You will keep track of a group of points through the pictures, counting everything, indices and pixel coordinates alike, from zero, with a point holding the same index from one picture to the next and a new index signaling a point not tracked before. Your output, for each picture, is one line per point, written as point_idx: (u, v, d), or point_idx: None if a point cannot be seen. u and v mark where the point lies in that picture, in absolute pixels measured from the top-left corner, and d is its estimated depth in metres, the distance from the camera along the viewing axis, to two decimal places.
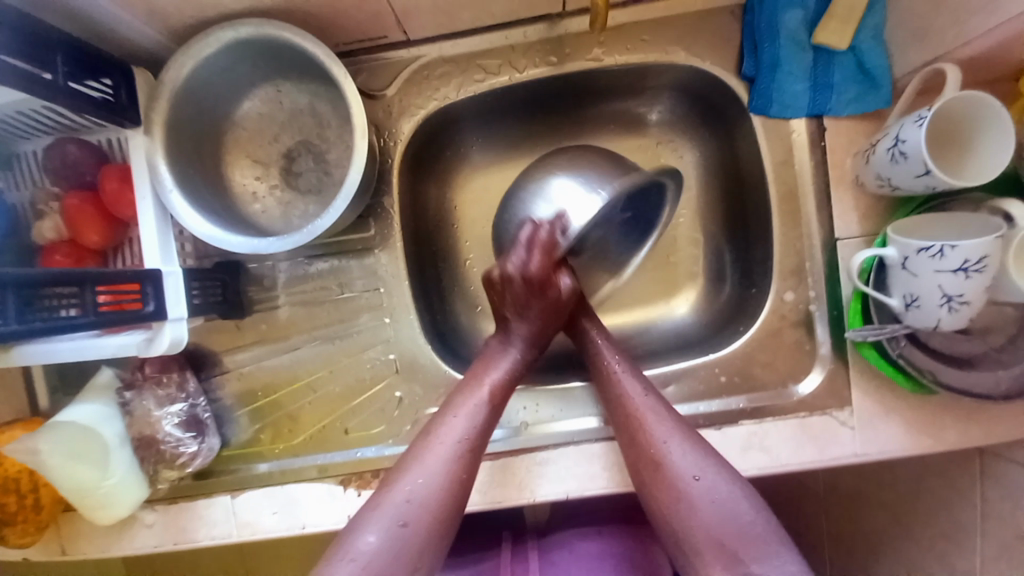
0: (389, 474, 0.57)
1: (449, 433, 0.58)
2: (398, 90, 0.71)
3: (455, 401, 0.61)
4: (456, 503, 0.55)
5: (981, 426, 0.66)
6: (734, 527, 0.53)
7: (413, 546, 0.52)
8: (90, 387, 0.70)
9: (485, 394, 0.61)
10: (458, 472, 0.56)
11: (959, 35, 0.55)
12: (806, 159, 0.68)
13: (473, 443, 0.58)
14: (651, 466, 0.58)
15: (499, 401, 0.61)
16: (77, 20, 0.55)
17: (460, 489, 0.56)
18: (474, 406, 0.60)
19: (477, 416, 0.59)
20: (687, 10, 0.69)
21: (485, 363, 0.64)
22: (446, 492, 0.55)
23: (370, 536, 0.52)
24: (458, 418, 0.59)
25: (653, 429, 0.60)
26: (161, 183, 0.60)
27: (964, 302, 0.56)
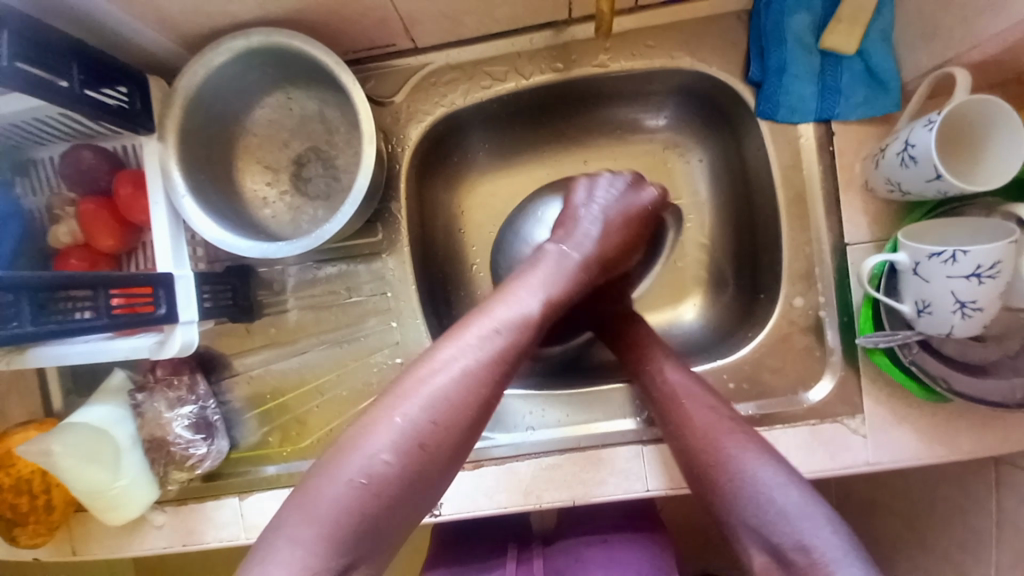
0: (407, 371, 0.49)
1: (487, 351, 0.50)
2: (406, 96, 0.72)
3: (500, 310, 0.52)
4: (471, 431, 0.48)
5: (997, 434, 0.64)
6: (775, 507, 0.50)
7: (417, 474, 0.46)
8: (104, 389, 0.72)
9: (531, 311, 0.52)
10: (485, 402, 0.49)
11: (968, 38, 0.54)
12: (814, 164, 0.68)
13: (506, 369, 0.50)
14: (692, 448, 0.56)
15: (543, 324, 0.53)
16: (93, 30, 0.56)
17: (482, 417, 0.49)
18: (516, 320, 0.52)
19: (521, 333, 0.51)
20: (692, 16, 0.69)
21: (534, 275, 0.56)
22: (467, 416, 0.48)
23: (382, 452, 0.45)
24: (496, 334, 0.50)
25: (689, 412, 0.58)
26: (174, 189, 0.61)
27: (978, 308, 0.55)
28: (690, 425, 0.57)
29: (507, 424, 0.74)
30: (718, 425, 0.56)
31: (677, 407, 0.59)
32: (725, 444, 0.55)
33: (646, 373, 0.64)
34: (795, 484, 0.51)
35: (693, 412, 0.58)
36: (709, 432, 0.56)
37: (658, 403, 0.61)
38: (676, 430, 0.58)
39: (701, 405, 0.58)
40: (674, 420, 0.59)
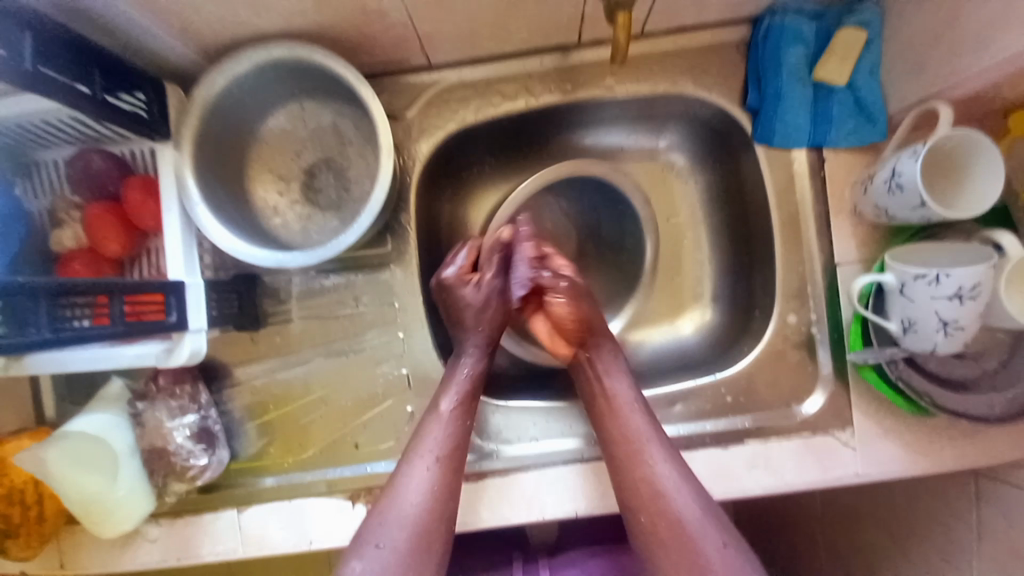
0: (380, 494, 0.61)
1: (425, 451, 0.62)
2: (419, 111, 0.74)
3: (429, 418, 0.65)
4: (437, 518, 0.59)
5: (974, 444, 0.68)
6: (702, 549, 0.56)
7: (397, 567, 0.57)
8: (100, 398, 0.70)
9: (449, 412, 0.64)
10: (437, 491, 0.60)
11: (951, 78, 0.59)
12: (808, 187, 0.72)
13: (447, 454, 0.62)
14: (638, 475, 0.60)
15: (465, 419, 0.65)
16: (115, 35, 0.57)
17: (441, 504, 0.60)
18: (441, 423, 0.64)
19: (449, 426, 0.64)
20: (695, 45, 0.73)
21: (450, 376, 0.68)
22: (425, 512, 0.59)
23: (357, 562, 0.57)
24: (426, 440, 0.63)
25: (642, 443, 0.61)
26: (189, 198, 0.62)
27: (960, 327, 0.59)
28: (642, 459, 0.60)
29: (511, 435, 0.75)
30: (666, 466, 0.60)
31: (630, 432, 0.62)
32: (670, 487, 0.58)
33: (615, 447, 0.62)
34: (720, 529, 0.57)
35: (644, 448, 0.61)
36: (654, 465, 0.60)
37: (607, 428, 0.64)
38: (626, 457, 0.61)
39: (655, 439, 0.61)
40: (625, 448, 0.61)
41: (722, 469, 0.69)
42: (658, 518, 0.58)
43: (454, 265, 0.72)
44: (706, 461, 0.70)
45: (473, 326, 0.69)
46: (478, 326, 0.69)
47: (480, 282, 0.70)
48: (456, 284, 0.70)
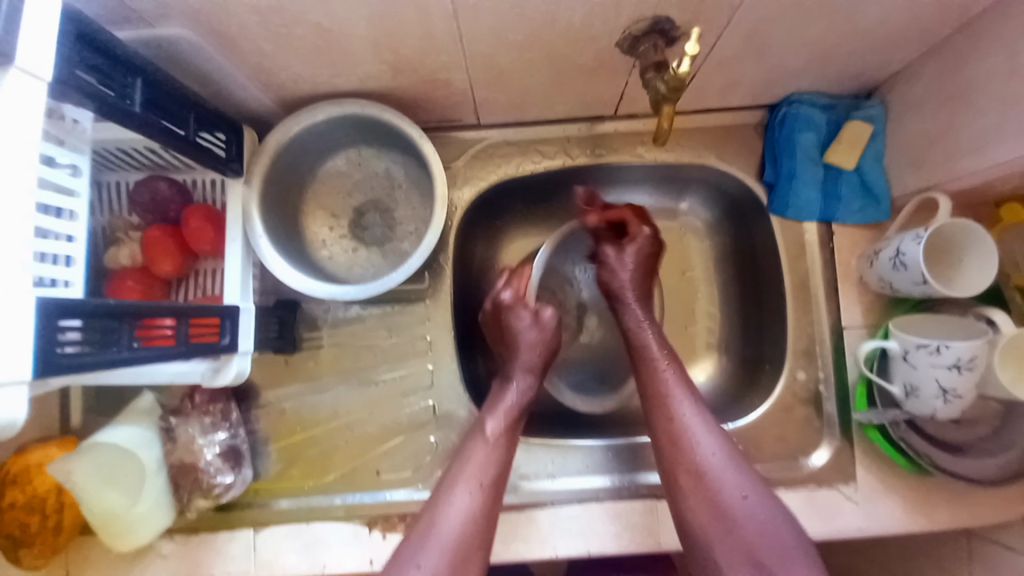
0: (425, 513, 0.60)
1: (469, 476, 0.62)
2: (464, 163, 0.80)
3: (474, 442, 0.66)
4: (477, 543, 0.58)
5: (973, 510, 0.72)
6: (760, 523, 0.56)
7: None
8: (129, 410, 0.71)
9: (495, 433, 0.66)
10: (480, 516, 0.60)
11: (947, 173, 0.67)
12: (817, 256, 0.78)
13: (489, 482, 0.62)
14: (691, 463, 0.61)
15: (508, 442, 0.67)
16: (207, 83, 0.63)
17: (482, 529, 0.59)
18: (488, 446, 0.65)
19: (491, 452, 0.65)
20: (717, 123, 0.81)
21: (497, 401, 0.70)
22: (472, 527, 0.59)
23: None
24: (474, 462, 0.64)
25: (685, 415, 0.64)
26: (253, 231, 0.67)
27: (959, 395, 0.63)
28: (686, 432, 0.62)
29: (527, 471, 0.77)
30: (712, 439, 0.62)
31: (675, 410, 0.64)
32: (724, 475, 0.59)
33: (650, 381, 0.68)
34: (773, 503, 0.57)
35: (685, 421, 0.63)
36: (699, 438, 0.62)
37: (648, 400, 0.67)
38: (674, 438, 0.63)
39: (701, 421, 0.63)
40: (662, 412, 0.65)
41: None
42: (717, 511, 0.58)
43: (501, 289, 0.77)
44: (781, 505, 0.73)
45: (524, 354, 0.73)
46: (529, 355, 0.73)
47: (534, 313, 0.75)
48: (513, 306, 0.75)
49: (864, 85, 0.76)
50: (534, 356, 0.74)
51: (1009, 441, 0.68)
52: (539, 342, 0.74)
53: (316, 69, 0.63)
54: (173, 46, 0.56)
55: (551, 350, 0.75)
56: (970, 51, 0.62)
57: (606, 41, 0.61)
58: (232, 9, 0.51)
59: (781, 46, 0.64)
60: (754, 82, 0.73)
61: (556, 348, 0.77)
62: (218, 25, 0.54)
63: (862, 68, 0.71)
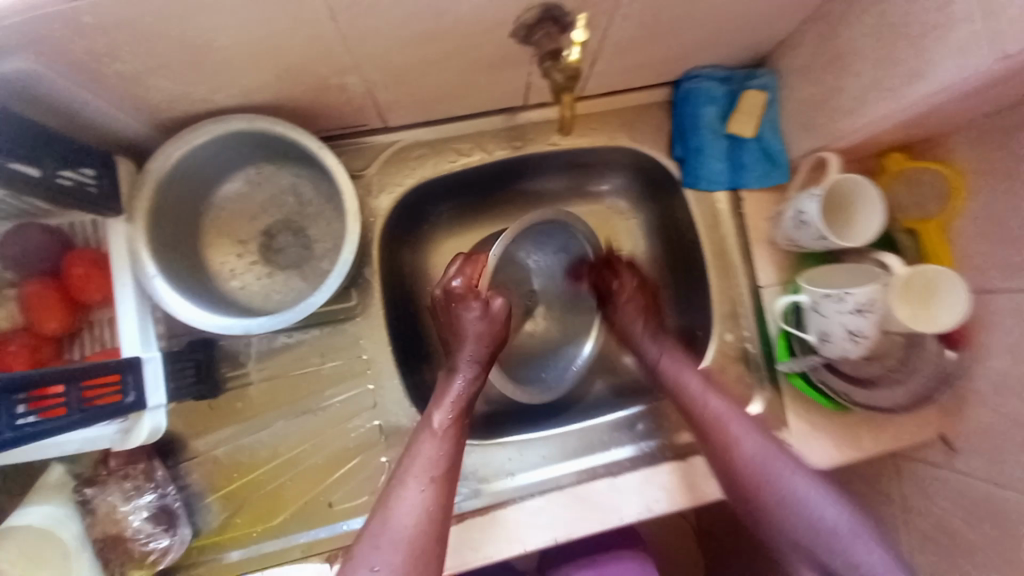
0: (375, 515, 0.59)
1: (417, 473, 0.61)
2: (377, 169, 0.77)
3: (421, 435, 0.65)
4: (431, 539, 0.58)
5: (890, 433, 0.79)
6: (826, 526, 0.63)
7: None
8: (38, 488, 0.65)
9: (438, 425, 0.66)
10: (432, 512, 0.59)
11: (832, 133, 0.72)
12: (730, 222, 0.83)
13: (440, 474, 0.62)
14: (738, 469, 0.68)
15: (456, 430, 0.66)
16: (62, 116, 0.56)
17: (435, 525, 0.59)
18: (435, 438, 0.65)
19: (439, 444, 0.64)
20: (625, 104, 0.83)
21: (444, 394, 0.69)
22: (427, 523, 0.58)
23: None
24: (420, 457, 0.63)
25: (736, 442, 0.68)
26: (144, 271, 0.60)
27: (865, 336, 0.69)
28: (737, 462, 0.68)
29: (487, 473, 0.77)
30: (755, 441, 0.68)
31: (725, 432, 0.69)
32: (776, 480, 0.66)
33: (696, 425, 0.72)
34: (831, 500, 0.64)
35: (735, 433, 0.69)
36: (754, 457, 0.67)
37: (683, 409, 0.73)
38: (716, 448, 0.70)
39: (743, 425, 0.69)
40: (716, 448, 0.69)
41: None
42: (763, 505, 0.65)
43: (452, 275, 0.73)
44: None
45: (473, 344, 0.71)
46: (480, 345, 0.71)
47: (484, 303, 0.71)
48: (463, 296, 0.71)
49: (753, 55, 0.80)
50: (483, 345, 0.71)
51: (913, 368, 0.75)
52: (489, 331, 0.71)
53: (190, 88, 0.57)
54: (7, 80, 0.49)
55: (501, 338, 0.73)
56: (840, 15, 0.66)
57: (500, 33, 0.60)
58: (77, 30, 0.45)
59: (670, 24, 0.65)
60: (652, 61, 0.74)
61: (506, 335, 0.74)
62: (57, 49, 0.47)
63: (748, 39, 0.74)
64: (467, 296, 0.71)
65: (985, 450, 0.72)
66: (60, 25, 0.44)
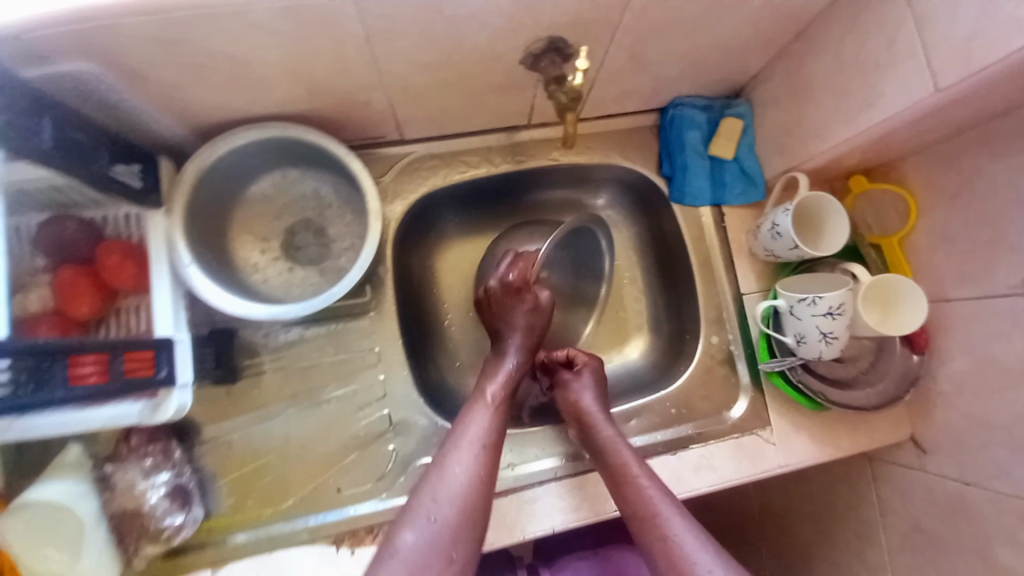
0: (431, 473, 0.64)
1: (472, 438, 0.67)
2: (392, 177, 0.84)
3: (475, 406, 0.72)
4: (481, 498, 0.63)
5: (865, 433, 0.85)
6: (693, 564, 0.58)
7: (446, 541, 0.58)
8: (55, 466, 0.67)
9: (489, 399, 0.72)
10: (483, 473, 0.64)
11: (802, 156, 0.81)
12: (714, 234, 0.90)
13: (491, 443, 0.68)
14: (636, 507, 0.66)
15: (505, 404, 0.73)
16: (114, 115, 0.62)
17: (485, 486, 0.64)
18: (483, 410, 0.71)
19: (492, 417, 0.70)
20: (619, 127, 0.91)
21: (495, 373, 0.77)
22: (478, 483, 0.63)
23: (409, 534, 0.59)
24: (473, 424, 0.69)
25: (636, 477, 0.69)
26: (180, 259, 0.66)
27: (836, 337, 0.76)
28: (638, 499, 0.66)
29: None
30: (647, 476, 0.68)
31: (623, 467, 0.70)
32: (665, 515, 0.64)
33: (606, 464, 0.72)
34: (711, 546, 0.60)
35: (632, 466, 0.70)
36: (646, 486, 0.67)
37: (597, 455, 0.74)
38: (618, 483, 0.69)
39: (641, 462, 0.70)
40: (617, 481, 0.70)
41: (705, 460, 0.82)
42: (650, 537, 0.63)
43: (506, 272, 0.85)
44: (719, 452, 0.82)
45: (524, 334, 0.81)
46: (530, 335, 0.81)
47: (533, 298, 0.84)
48: (517, 289, 0.83)
49: (732, 87, 0.89)
50: (530, 335, 0.81)
51: (883, 369, 0.82)
52: (536, 323, 0.82)
53: (234, 97, 0.64)
54: (77, 81, 0.55)
55: (544, 331, 0.84)
56: (804, 54, 0.76)
57: (510, 60, 0.68)
58: (146, 43, 0.52)
59: (659, 57, 0.74)
60: (643, 89, 0.83)
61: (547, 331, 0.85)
62: (125, 58, 0.54)
63: (727, 72, 0.84)
64: (519, 291, 0.84)
65: (952, 448, 0.79)
66: (133, 38, 0.51)
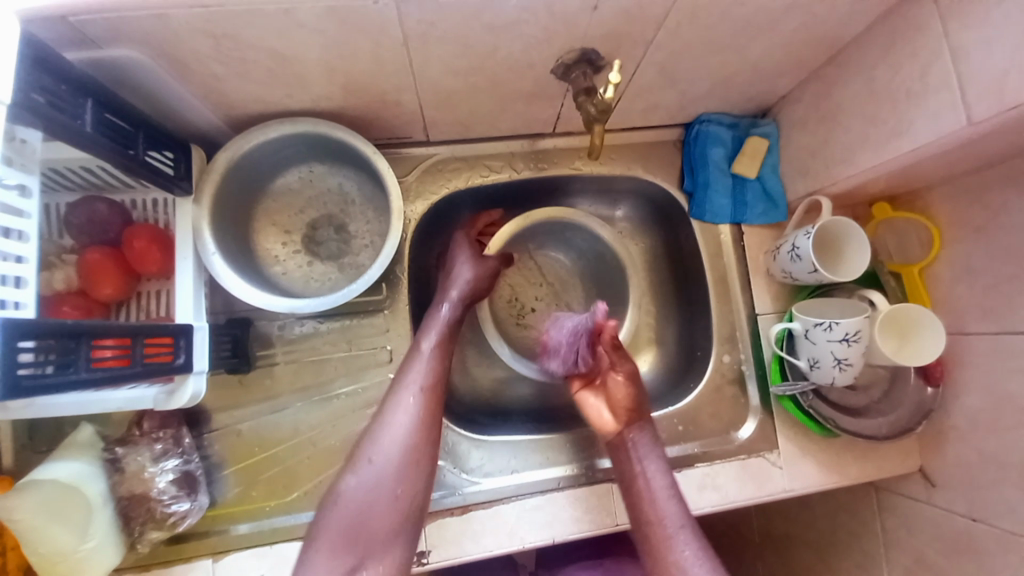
0: (373, 425, 0.67)
1: (408, 383, 0.68)
2: (415, 178, 0.85)
3: (411, 355, 0.72)
4: (421, 445, 0.65)
5: (873, 462, 0.84)
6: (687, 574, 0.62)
7: (390, 479, 0.63)
8: (68, 444, 0.68)
9: (428, 349, 0.71)
10: (418, 423, 0.66)
11: (827, 180, 0.80)
12: (732, 253, 0.90)
13: (429, 389, 0.68)
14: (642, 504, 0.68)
15: (445, 350, 0.72)
16: (152, 101, 0.63)
17: (423, 434, 0.66)
18: (422, 361, 0.70)
19: (431, 363, 0.70)
20: (642, 140, 0.91)
21: (430, 321, 0.75)
22: (419, 432, 0.66)
23: (355, 477, 0.63)
24: (412, 372, 0.69)
25: (648, 477, 0.70)
26: (205, 247, 0.67)
27: (850, 364, 0.75)
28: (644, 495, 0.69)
29: (493, 468, 0.80)
30: (661, 480, 0.69)
31: (636, 463, 0.72)
32: (669, 521, 0.66)
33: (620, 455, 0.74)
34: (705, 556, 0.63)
35: (648, 466, 0.71)
36: (655, 487, 0.69)
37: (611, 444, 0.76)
38: (628, 477, 0.71)
39: (658, 463, 0.71)
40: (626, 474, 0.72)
41: (709, 479, 0.81)
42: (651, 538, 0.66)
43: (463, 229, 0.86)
44: (723, 473, 0.82)
45: (460, 283, 0.79)
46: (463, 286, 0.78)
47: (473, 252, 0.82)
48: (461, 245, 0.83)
49: (759, 107, 0.89)
50: (475, 287, 0.80)
51: (896, 400, 0.81)
52: (479, 275, 0.80)
53: (268, 91, 0.65)
54: (119, 66, 0.56)
55: (486, 287, 0.82)
56: (836, 79, 0.75)
57: (541, 69, 0.68)
58: (189, 35, 0.53)
59: (690, 73, 0.74)
60: (670, 104, 0.83)
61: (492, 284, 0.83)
62: (168, 48, 0.55)
63: (756, 92, 0.84)
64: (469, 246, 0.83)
65: (963, 483, 0.78)
66: (176, 29, 0.52)
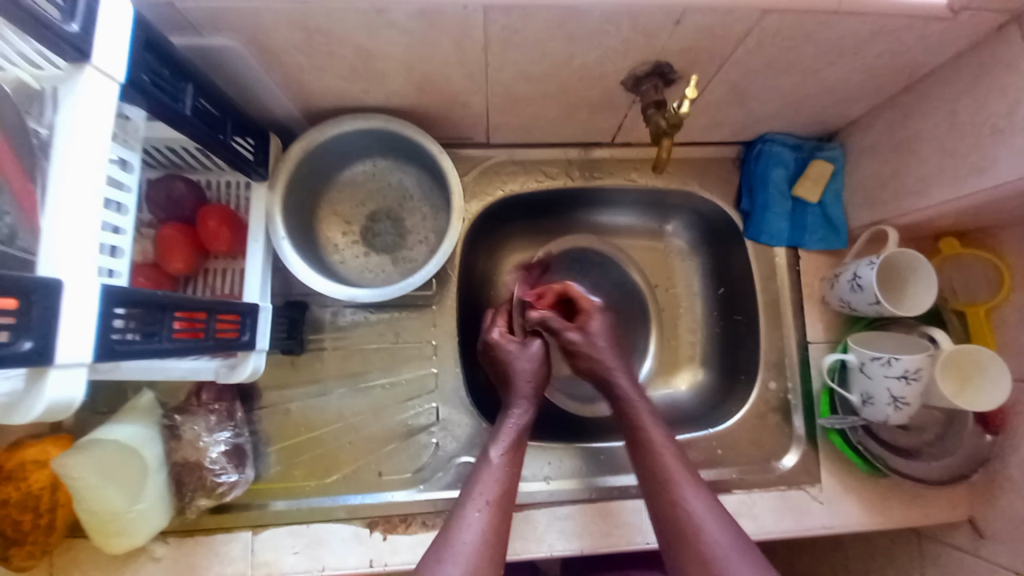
0: (442, 530, 0.64)
1: (476, 495, 0.65)
2: (473, 178, 0.86)
3: (479, 463, 0.70)
4: (488, 561, 0.60)
5: (919, 507, 0.80)
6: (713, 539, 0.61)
7: None
8: (131, 408, 0.71)
9: (500, 456, 0.69)
10: (488, 531, 0.62)
11: (895, 210, 0.78)
12: (786, 277, 0.88)
13: (496, 497, 0.66)
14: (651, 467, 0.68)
15: (517, 459, 0.70)
16: (238, 87, 0.66)
17: (493, 545, 0.62)
18: (494, 472, 0.68)
19: (499, 472, 0.68)
20: (701, 156, 0.91)
21: (500, 426, 0.73)
22: (489, 542, 0.62)
23: None
24: (486, 477, 0.67)
25: (653, 440, 0.69)
26: (276, 232, 0.70)
27: (907, 403, 0.72)
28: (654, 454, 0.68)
29: (524, 472, 0.81)
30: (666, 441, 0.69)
31: (642, 429, 0.71)
32: (681, 479, 0.65)
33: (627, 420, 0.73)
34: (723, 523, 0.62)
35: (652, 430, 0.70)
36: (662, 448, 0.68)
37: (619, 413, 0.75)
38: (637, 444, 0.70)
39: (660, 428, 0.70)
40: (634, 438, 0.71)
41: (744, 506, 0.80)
42: (668, 501, 0.65)
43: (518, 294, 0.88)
44: (760, 501, 0.80)
45: (519, 384, 0.76)
46: (523, 384, 0.76)
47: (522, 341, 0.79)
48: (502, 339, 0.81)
49: (826, 130, 0.87)
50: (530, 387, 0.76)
51: (951, 444, 0.78)
52: (531, 371, 0.77)
53: (347, 86, 0.68)
54: (217, 54, 0.59)
55: (545, 377, 0.79)
56: (915, 107, 0.73)
57: (612, 80, 0.69)
58: (285, 28, 0.56)
59: (760, 92, 0.73)
60: (735, 122, 0.82)
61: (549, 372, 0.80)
62: (263, 39, 0.58)
63: (825, 115, 0.82)
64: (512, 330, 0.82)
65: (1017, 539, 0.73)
66: (275, 22, 0.55)
